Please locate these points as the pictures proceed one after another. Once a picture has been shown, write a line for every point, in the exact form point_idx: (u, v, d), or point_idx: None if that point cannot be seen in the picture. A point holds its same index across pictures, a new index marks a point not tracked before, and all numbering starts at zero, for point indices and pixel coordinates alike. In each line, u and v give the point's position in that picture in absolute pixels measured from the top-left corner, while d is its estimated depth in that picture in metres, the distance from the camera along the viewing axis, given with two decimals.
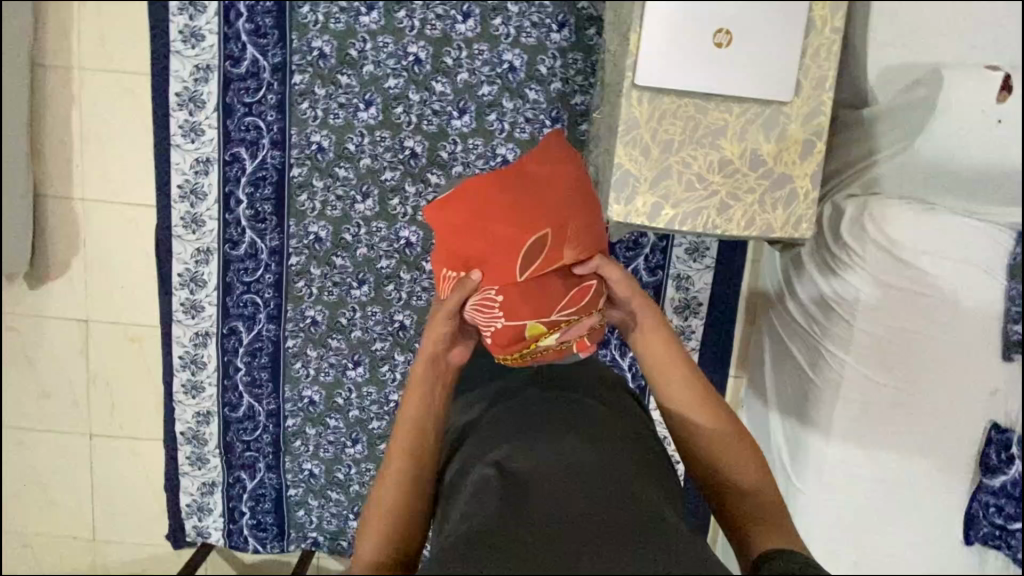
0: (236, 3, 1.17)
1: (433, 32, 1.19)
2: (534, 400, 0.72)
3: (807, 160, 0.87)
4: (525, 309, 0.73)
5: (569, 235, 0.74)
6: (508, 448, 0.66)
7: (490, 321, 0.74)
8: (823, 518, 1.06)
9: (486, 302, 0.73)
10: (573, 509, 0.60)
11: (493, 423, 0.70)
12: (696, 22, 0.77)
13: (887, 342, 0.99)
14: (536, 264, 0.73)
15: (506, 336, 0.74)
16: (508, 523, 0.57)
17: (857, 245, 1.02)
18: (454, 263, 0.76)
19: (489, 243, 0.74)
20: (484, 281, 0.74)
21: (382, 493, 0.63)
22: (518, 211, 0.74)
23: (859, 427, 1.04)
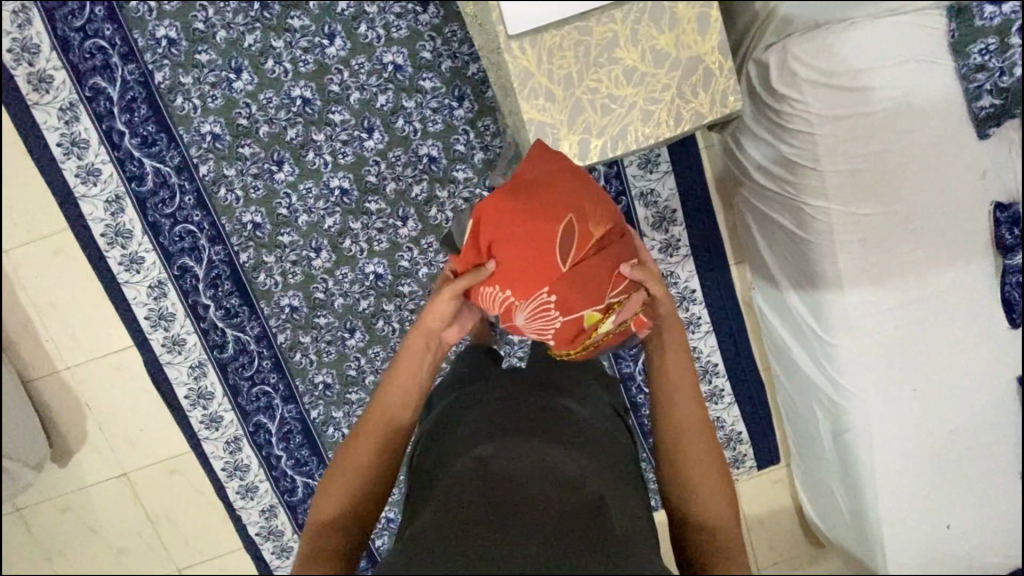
0: (114, 123, 1.14)
1: (308, 67, 1.15)
2: (510, 404, 0.79)
3: (707, 34, 0.81)
4: (581, 303, 0.79)
5: (589, 215, 0.80)
6: (486, 448, 0.73)
7: (552, 324, 0.80)
8: (868, 362, 1.04)
9: (543, 309, 0.79)
10: (539, 498, 0.69)
11: (469, 426, 0.78)
12: None
13: (862, 171, 0.94)
14: (572, 261, 0.78)
15: (569, 332, 0.80)
16: (484, 521, 0.66)
17: (794, 92, 0.93)
18: (500, 281, 0.80)
19: (529, 250, 0.78)
20: (535, 290, 0.78)
21: (350, 456, 0.76)
22: (537, 213, 0.78)
23: (868, 266, 0.99)
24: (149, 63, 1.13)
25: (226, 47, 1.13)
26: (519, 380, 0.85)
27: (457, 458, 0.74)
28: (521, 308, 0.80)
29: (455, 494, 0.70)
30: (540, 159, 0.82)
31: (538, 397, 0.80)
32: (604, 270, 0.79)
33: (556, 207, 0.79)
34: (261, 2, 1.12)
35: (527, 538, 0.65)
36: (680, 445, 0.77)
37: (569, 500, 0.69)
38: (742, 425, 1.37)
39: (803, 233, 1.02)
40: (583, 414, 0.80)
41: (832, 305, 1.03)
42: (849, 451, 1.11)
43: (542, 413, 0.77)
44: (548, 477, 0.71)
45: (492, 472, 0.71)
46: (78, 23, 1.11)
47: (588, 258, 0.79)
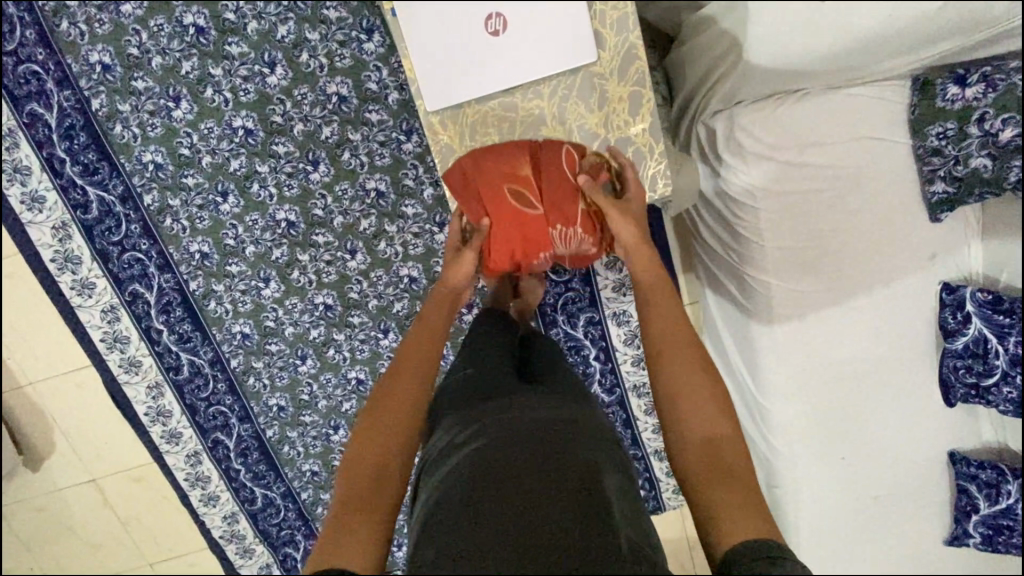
0: (55, 150, 1.12)
1: (249, 97, 1.11)
2: (526, 421, 0.70)
3: (638, 116, 0.77)
4: (573, 207, 0.78)
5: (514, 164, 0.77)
6: (500, 467, 0.65)
7: (579, 236, 0.80)
8: (792, 427, 1.05)
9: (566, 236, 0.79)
10: (565, 507, 0.62)
11: (478, 443, 0.68)
12: (464, 55, 0.73)
13: (805, 248, 0.91)
14: (539, 199, 0.78)
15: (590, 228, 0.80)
16: (496, 548, 0.59)
17: (739, 162, 0.89)
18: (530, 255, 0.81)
19: (513, 233, 0.79)
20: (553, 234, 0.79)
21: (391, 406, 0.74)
22: (497, 208, 0.77)
23: (804, 334, 0.98)
24: (85, 90, 1.10)
25: (163, 73, 1.09)
26: (523, 402, 0.74)
27: (458, 482, 0.65)
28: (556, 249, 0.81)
29: (475, 510, 0.62)
30: (467, 176, 0.78)
31: (556, 420, 0.71)
32: (560, 180, 0.78)
33: (496, 184, 0.78)
34: (197, 27, 1.07)
35: (555, 551, 0.58)
36: (682, 401, 0.68)
37: (589, 521, 0.61)
38: None
39: (744, 300, 1.01)
40: (590, 431, 0.72)
41: (768, 366, 1.02)
42: (776, 505, 1.12)
43: (556, 434, 0.69)
44: (571, 492, 0.63)
45: (510, 490, 0.63)
46: (9, 46, 1.06)
47: (541, 181, 0.77)
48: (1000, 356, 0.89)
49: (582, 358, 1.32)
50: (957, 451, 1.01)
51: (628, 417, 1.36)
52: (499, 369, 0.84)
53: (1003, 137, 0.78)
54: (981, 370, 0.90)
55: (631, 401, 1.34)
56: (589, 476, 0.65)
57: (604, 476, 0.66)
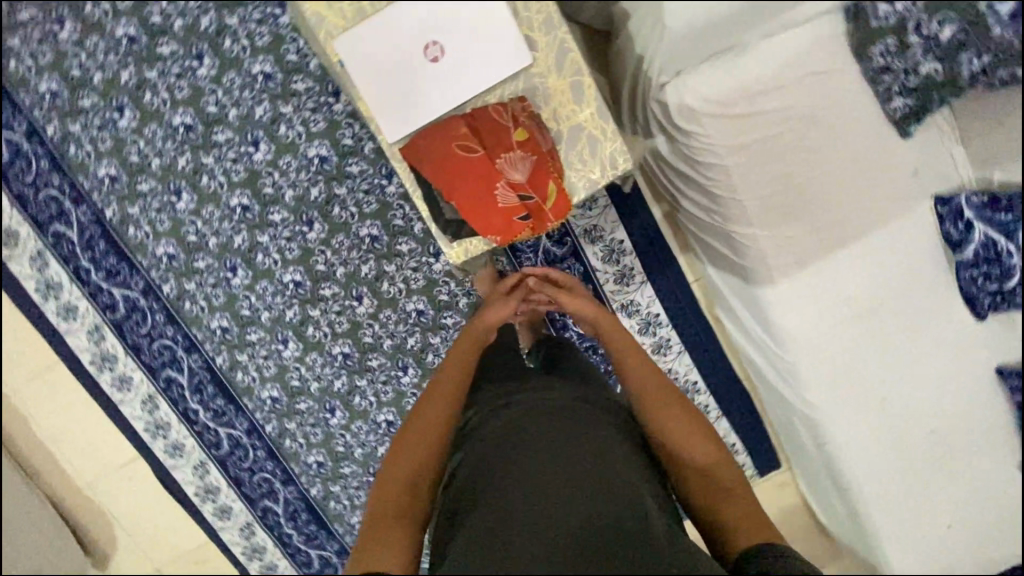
0: (80, 261, 1.23)
1: (240, 176, 1.20)
2: (539, 407, 0.73)
3: (583, 102, 0.81)
4: (511, 136, 0.79)
5: (448, 130, 0.79)
6: (515, 455, 0.68)
7: (529, 158, 0.80)
8: (824, 377, 1.01)
9: (521, 163, 0.79)
10: (585, 488, 0.64)
11: (492, 434, 0.72)
12: (411, 85, 0.79)
13: (784, 194, 0.92)
14: (485, 147, 0.79)
15: (535, 144, 0.80)
16: (515, 536, 0.61)
17: (697, 126, 0.89)
18: (504, 193, 0.80)
19: (477, 184, 0.80)
20: (509, 164, 0.79)
21: (419, 422, 0.75)
22: (456, 172, 0.79)
23: (805, 280, 0.97)
24: (98, 202, 1.21)
25: (163, 172, 1.20)
26: (535, 388, 0.76)
27: (480, 471, 0.69)
28: (522, 178, 0.80)
29: (496, 497, 0.65)
30: (421, 162, 0.81)
31: (566, 401, 0.74)
32: (492, 123, 0.79)
33: (445, 150, 0.79)
34: (184, 125, 1.18)
35: (577, 528, 0.61)
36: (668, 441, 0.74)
37: (608, 498, 0.64)
38: (734, 437, 1.41)
39: (740, 259, 1.01)
40: (602, 413, 0.74)
41: (785, 327, 1.00)
42: (831, 464, 1.06)
43: (567, 415, 0.72)
44: (589, 470, 0.66)
45: (528, 475, 0.66)
46: (30, 178, 1.19)
47: (481, 132, 0.79)
48: (1014, 254, 0.87)
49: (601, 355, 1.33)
50: (1007, 364, 0.95)
51: None
52: (511, 363, 0.85)
53: (943, 38, 0.81)
54: (1000, 273, 0.88)
55: None
56: (603, 459, 0.67)
57: (616, 458, 0.68)
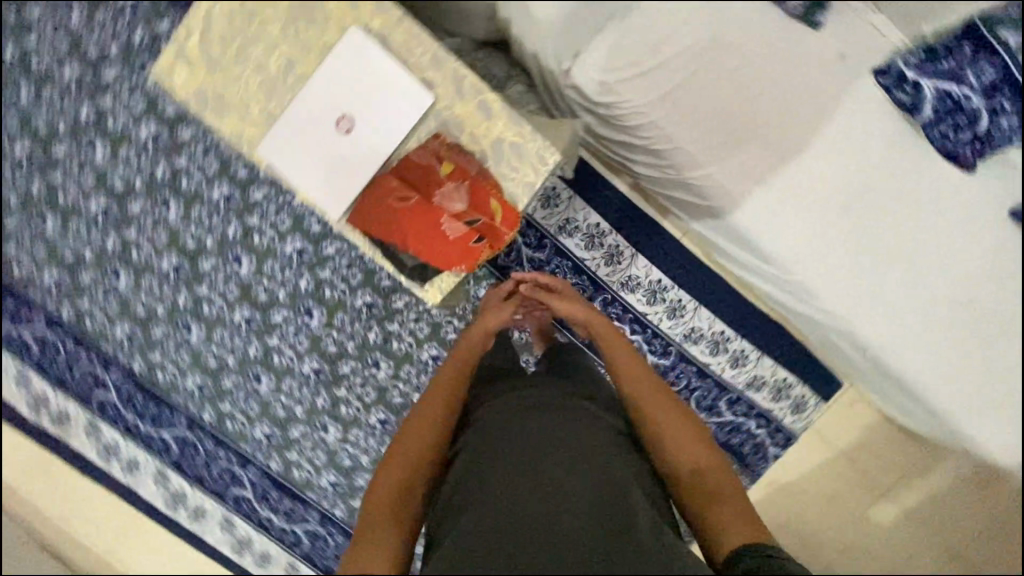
0: (128, 417, 1.33)
1: (235, 292, 1.27)
2: (534, 410, 0.74)
3: (494, 116, 0.84)
4: (439, 172, 0.82)
5: (381, 186, 0.83)
6: (512, 459, 0.68)
7: (462, 184, 0.83)
8: (837, 287, 0.96)
9: (457, 193, 0.82)
10: (580, 487, 0.66)
11: (487, 438, 0.72)
12: (337, 162, 0.84)
13: (722, 125, 0.91)
14: (419, 191, 0.83)
15: (464, 170, 0.83)
16: (506, 539, 0.61)
17: (616, 96, 0.92)
18: (450, 224, 0.83)
19: (423, 225, 0.83)
20: (446, 198, 0.83)
21: (419, 419, 0.75)
22: (400, 220, 0.83)
23: (778, 198, 0.94)
24: (125, 360, 1.31)
25: (168, 314, 1.28)
26: (526, 391, 0.78)
27: (477, 470, 0.69)
28: (461, 205, 0.83)
29: (489, 498, 0.65)
30: (368, 223, 0.85)
31: (561, 403, 0.76)
32: (418, 167, 0.83)
33: (384, 204, 0.83)
34: (171, 266, 1.26)
35: (570, 530, 0.62)
36: (662, 441, 0.73)
37: (600, 497, 0.65)
38: (783, 371, 1.38)
39: (707, 201, 0.99)
40: (594, 412, 0.76)
41: (778, 250, 0.97)
42: (885, 371, 0.99)
43: (562, 417, 0.73)
44: (584, 469, 0.67)
45: (526, 478, 0.66)
46: (64, 360, 1.31)
47: (411, 179, 0.83)
48: (970, 97, 0.87)
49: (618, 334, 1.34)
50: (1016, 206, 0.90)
51: (700, 367, 1.37)
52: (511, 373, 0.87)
53: None
54: (968, 119, 0.87)
55: (692, 349, 1.36)
56: (597, 459, 0.69)
57: (610, 458, 0.70)
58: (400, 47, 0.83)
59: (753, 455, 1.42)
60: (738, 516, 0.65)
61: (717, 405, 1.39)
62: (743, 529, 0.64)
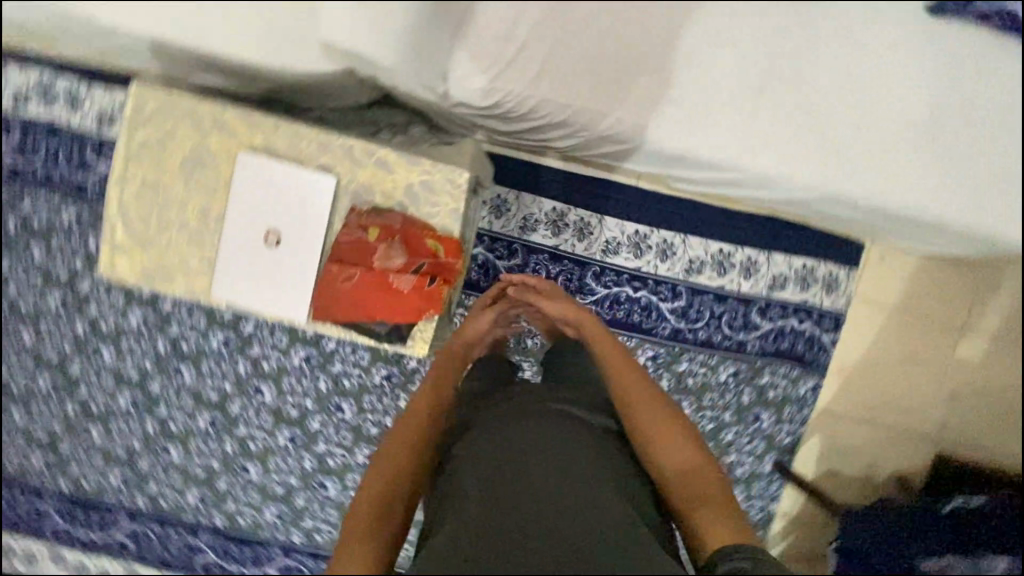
0: (233, 568, 1.41)
1: (269, 420, 1.33)
2: (532, 417, 0.71)
3: (398, 168, 0.87)
4: (370, 241, 0.85)
5: (329, 278, 0.87)
6: (509, 469, 0.66)
7: (394, 241, 0.85)
8: (791, 160, 0.94)
9: (392, 250, 0.85)
10: (576, 496, 0.64)
11: (485, 446, 0.69)
12: (283, 273, 0.89)
13: (607, 69, 0.91)
14: (361, 266, 0.86)
15: (389, 228, 0.86)
16: (495, 546, 0.60)
17: (499, 94, 0.92)
18: (402, 281, 0.86)
19: (379, 292, 0.87)
20: (385, 260, 0.85)
21: (406, 419, 0.73)
22: (359, 298, 0.87)
23: (695, 108, 0.92)
24: (208, 520, 1.39)
25: (224, 464, 1.35)
26: (516, 401, 0.75)
27: (474, 474, 0.67)
28: (402, 259, 0.86)
29: (482, 506, 0.64)
30: (333, 314, 0.88)
31: (554, 410, 0.74)
32: (349, 245, 0.86)
33: (338, 291, 0.87)
34: (206, 422, 1.33)
35: (568, 543, 0.61)
36: (650, 443, 0.71)
37: (595, 507, 0.64)
38: (798, 259, 1.33)
39: (629, 143, 0.99)
40: (584, 419, 0.74)
41: (719, 153, 0.94)
42: (874, 208, 0.98)
43: (557, 425, 0.71)
44: (579, 477, 0.66)
45: (523, 489, 0.65)
46: (160, 542, 1.41)
47: (348, 258, 0.86)
48: None
49: (623, 297, 1.32)
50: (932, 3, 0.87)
51: (716, 292, 1.33)
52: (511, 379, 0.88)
53: None
54: None
55: (700, 279, 1.33)
56: (591, 467, 0.67)
57: (605, 467, 0.68)
58: (290, 148, 0.87)
59: (808, 350, 1.37)
60: (724, 516, 0.64)
61: (752, 320, 1.35)
62: (729, 530, 0.63)
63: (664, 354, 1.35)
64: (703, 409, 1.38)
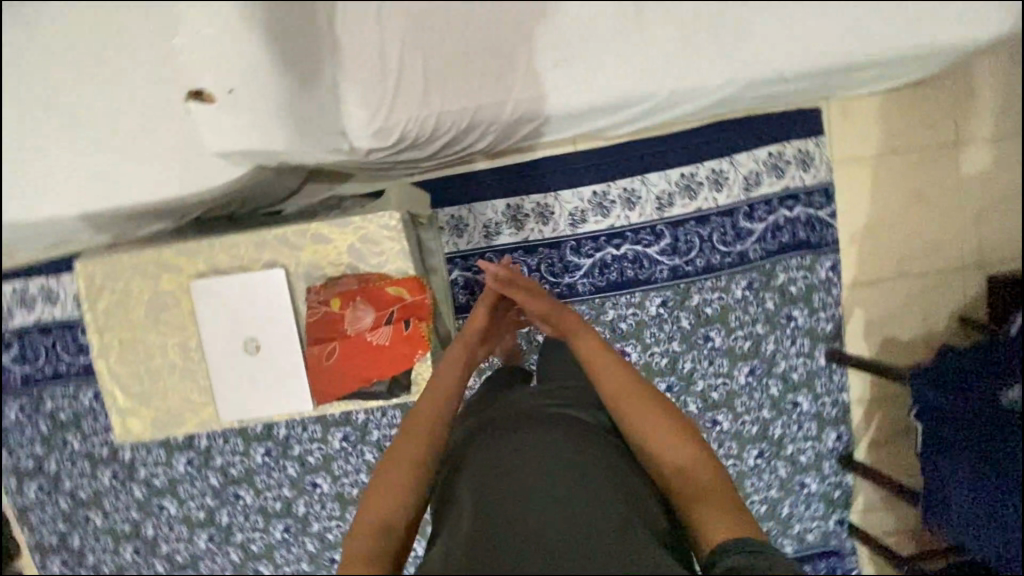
0: None
1: (336, 507, 1.35)
2: (531, 425, 0.69)
3: (337, 234, 0.89)
4: (338, 312, 0.87)
5: (314, 360, 0.89)
6: (513, 475, 0.64)
7: (359, 301, 0.87)
8: (699, 64, 0.92)
9: (361, 310, 0.87)
10: (581, 494, 0.62)
11: (489, 456, 0.67)
12: (274, 374, 0.91)
13: (484, 58, 0.90)
14: (339, 337, 0.88)
15: (350, 292, 0.88)
16: (499, 554, 0.58)
17: (395, 126, 0.92)
18: (381, 335, 0.88)
19: (365, 354, 0.88)
20: (358, 322, 0.87)
21: (412, 427, 0.71)
22: (349, 367, 0.89)
23: (586, 56, 0.91)
24: None
25: (314, 564, 1.39)
26: (513, 412, 0.73)
27: (479, 481, 0.65)
28: (374, 315, 0.87)
29: (484, 516, 0.61)
30: (331, 392, 0.90)
31: (552, 416, 0.72)
32: (320, 323, 0.88)
33: (328, 369, 0.89)
34: (282, 532, 1.37)
35: (577, 542, 0.59)
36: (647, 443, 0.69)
37: (601, 506, 0.62)
38: (762, 150, 1.29)
39: (538, 118, 0.98)
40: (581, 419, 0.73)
41: (626, 88, 0.93)
42: (800, 74, 0.95)
43: (558, 429, 0.69)
44: (584, 476, 0.64)
45: (527, 494, 0.62)
46: None
47: (325, 335, 0.88)
48: None
49: (610, 258, 1.30)
50: None
51: (696, 215, 1.30)
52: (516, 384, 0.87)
53: None
54: None
55: (676, 211, 1.30)
56: (596, 465, 0.66)
57: (610, 465, 0.67)
58: (234, 258, 0.90)
59: (812, 233, 1.32)
60: (723, 510, 0.63)
61: (743, 228, 1.30)
62: (730, 523, 0.61)
63: (673, 296, 1.32)
64: (734, 331, 1.34)
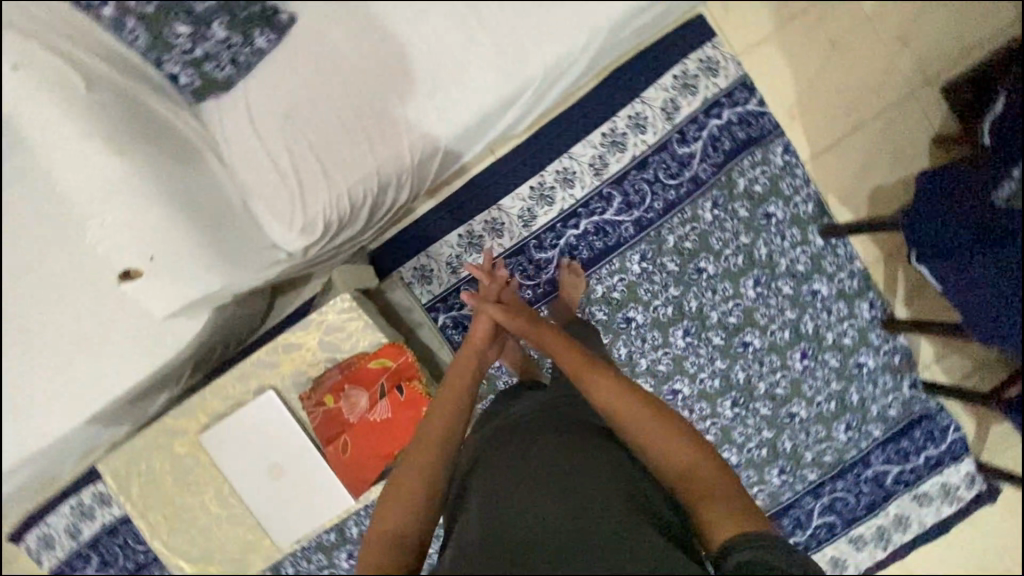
0: None
1: None
2: (536, 432, 0.73)
3: (306, 336, 0.92)
4: (334, 407, 0.90)
5: (334, 459, 0.92)
6: (524, 475, 0.66)
7: (349, 388, 0.90)
8: (557, 40, 0.96)
9: (354, 395, 0.90)
10: (586, 483, 0.64)
11: (502, 462, 0.69)
12: (307, 488, 0.93)
13: (370, 122, 0.96)
14: (345, 429, 0.90)
15: (337, 383, 0.91)
16: (512, 547, 0.59)
17: (316, 220, 0.96)
18: (381, 411, 0.90)
19: (375, 434, 0.91)
20: (357, 407, 0.90)
21: (426, 437, 0.73)
22: (367, 453, 0.91)
23: (454, 80, 0.96)
24: None
25: None
26: (516, 424, 0.76)
27: (492, 482, 0.67)
28: (367, 395, 0.90)
29: (497, 514, 0.63)
30: (361, 482, 0.92)
31: (555, 423, 0.75)
32: (324, 424, 0.91)
33: (349, 462, 0.91)
34: None
35: (587, 523, 0.60)
36: (652, 447, 0.68)
37: (606, 493, 0.63)
38: (666, 77, 1.29)
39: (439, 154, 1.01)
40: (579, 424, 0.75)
41: (502, 90, 0.96)
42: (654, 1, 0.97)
43: (560, 433, 0.72)
44: (587, 468, 0.66)
45: (537, 489, 0.64)
46: None
47: (334, 432, 0.91)
48: None
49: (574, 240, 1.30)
50: None
51: (634, 163, 1.30)
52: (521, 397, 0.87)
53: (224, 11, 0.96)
54: None
55: (613, 168, 1.30)
56: (597, 459, 0.68)
57: (611, 459, 0.69)
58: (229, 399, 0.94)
59: (750, 128, 1.30)
60: (729, 506, 0.61)
61: (683, 154, 1.29)
62: (739, 519, 0.60)
63: (649, 246, 1.31)
64: (722, 253, 1.31)
